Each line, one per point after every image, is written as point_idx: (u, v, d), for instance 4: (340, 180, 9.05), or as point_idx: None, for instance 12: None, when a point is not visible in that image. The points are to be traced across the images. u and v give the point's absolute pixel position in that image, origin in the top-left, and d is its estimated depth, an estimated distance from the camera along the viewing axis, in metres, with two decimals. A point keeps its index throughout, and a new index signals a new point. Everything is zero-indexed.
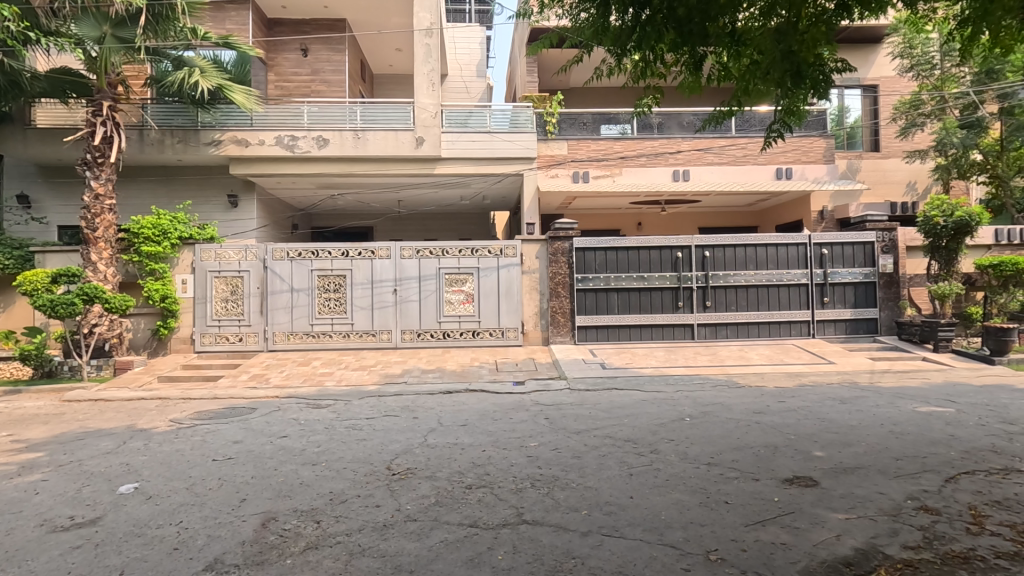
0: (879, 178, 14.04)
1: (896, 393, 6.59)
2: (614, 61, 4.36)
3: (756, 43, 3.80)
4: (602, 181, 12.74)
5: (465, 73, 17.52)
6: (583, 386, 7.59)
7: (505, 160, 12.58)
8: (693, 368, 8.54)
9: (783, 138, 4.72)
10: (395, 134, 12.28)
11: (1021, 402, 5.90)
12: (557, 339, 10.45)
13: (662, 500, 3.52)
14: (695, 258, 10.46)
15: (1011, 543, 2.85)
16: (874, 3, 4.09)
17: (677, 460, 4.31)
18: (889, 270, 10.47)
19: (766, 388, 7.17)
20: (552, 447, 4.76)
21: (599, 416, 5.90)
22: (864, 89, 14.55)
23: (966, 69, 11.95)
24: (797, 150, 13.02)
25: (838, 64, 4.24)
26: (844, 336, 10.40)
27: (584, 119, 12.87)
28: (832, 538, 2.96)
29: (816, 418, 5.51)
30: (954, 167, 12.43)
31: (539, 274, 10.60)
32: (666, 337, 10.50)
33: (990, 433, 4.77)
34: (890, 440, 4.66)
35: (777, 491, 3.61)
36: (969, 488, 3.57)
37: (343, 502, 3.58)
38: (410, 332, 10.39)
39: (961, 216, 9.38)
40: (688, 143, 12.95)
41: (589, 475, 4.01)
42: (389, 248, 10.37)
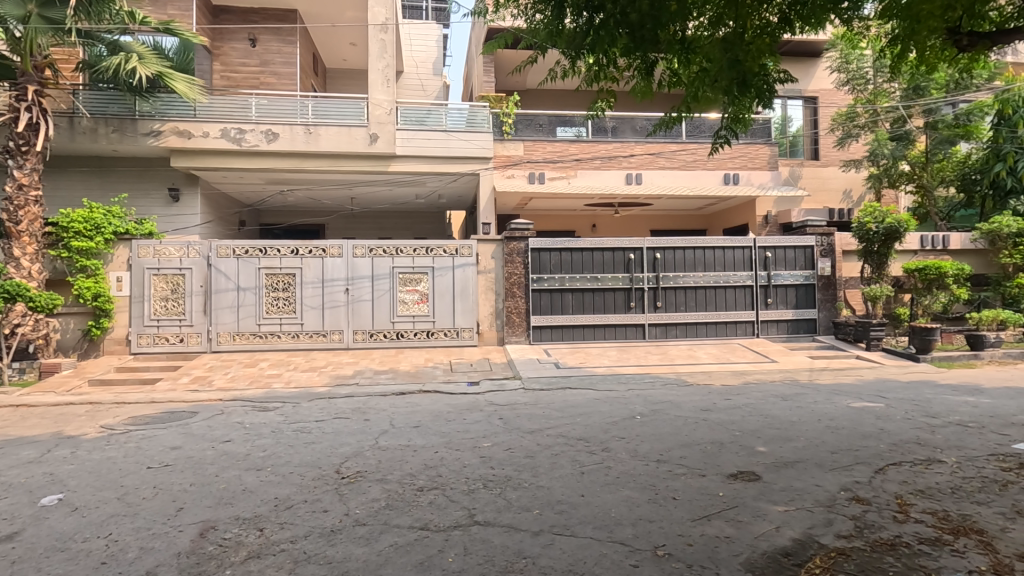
0: (818, 185, 14.74)
1: (833, 390, 6.93)
2: (568, 65, 4.38)
3: (706, 51, 3.94)
4: (557, 183, 12.87)
5: (421, 71, 17.32)
6: (537, 386, 7.62)
7: (461, 159, 12.49)
8: (644, 367, 8.73)
9: (729, 144, 4.87)
10: (348, 130, 12.00)
11: (944, 397, 6.32)
12: (512, 339, 10.47)
13: (613, 498, 3.58)
14: (647, 260, 10.70)
15: (933, 530, 3.04)
16: (814, 18, 4.28)
17: (628, 457, 4.40)
18: (827, 273, 11.01)
19: (713, 386, 7.40)
20: (506, 447, 4.76)
21: (552, 415, 5.94)
22: (805, 100, 15.23)
23: (896, 85, 12.77)
24: (743, 157, 13.53)
25: (780, 75, 4.44)
26: (786, 336, 10.88)
27: (539, 120, 12.96)
28: (772, 530, 3.08)
29: (759, 415, 5.72)
30: (886, 176, 13.25)
31: (495, 274, 10.59)
32: (619, 337, 10.71)
33: (916, 426, 5.10)
34: (827, 435, 4.89)
35: (722, 486, 3.73)
36: (896, 479, 3.79)
37: (288, 508, 3.45)
38: (362, 332, 10.17)
39: (891, 223, 9.95)
40: (641, 147, 13.24)
41: (542, 475, 4.03)
42: (341, 246, 10.13)
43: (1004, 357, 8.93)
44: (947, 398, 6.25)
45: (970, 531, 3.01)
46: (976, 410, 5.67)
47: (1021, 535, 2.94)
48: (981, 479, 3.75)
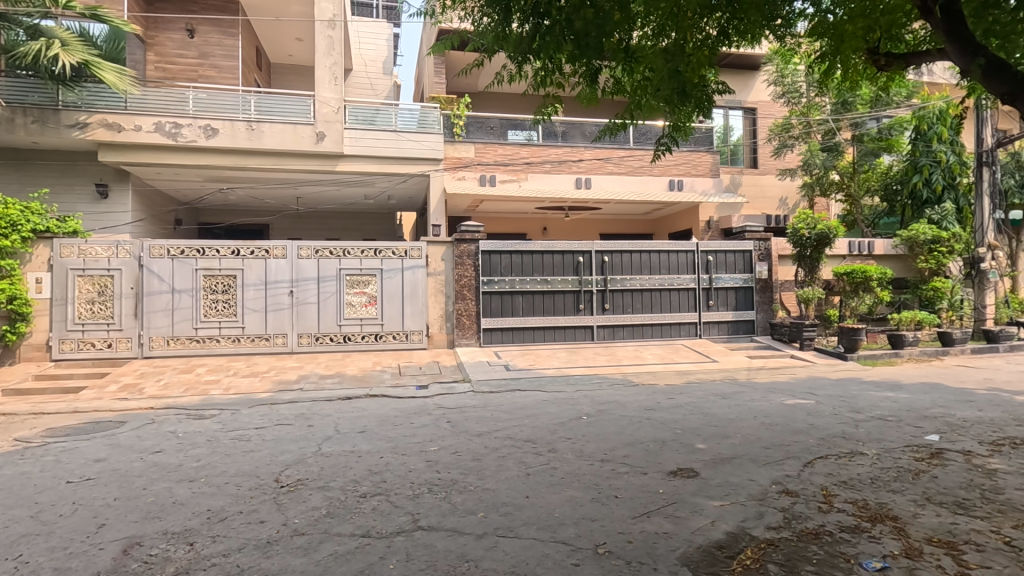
0: (756, 192, 15.42)
1: (769, 388, 7.25)
2: (515, 69, 4.39)
3: (649, 61, 4.08)
4: (508, 186, 12.91)
5: (370, 69, 17.02)
6: (487, 388, 7.62)
7: (411, 159, 12.33)
8: (592, 368, 8.89)
9: (671, 152, 5.02)
10: (293, 128, 11.65)
11: (867, 392, 6.74)
12: (463, 342, 10.41)
13: (557, 498, 3.62)
14: (595, 263, 10.90)
15: (853, 518, 3.23)
16: (749, 34, 4.53)
17: (573, 457, 4.46)
18: (765, 276, 11.53)
19: (657, 385, 7.61)
20: (453, 450, 4.73)
21: (501, 417, 5.95)
22: (744, 111, 15.93)
23: (827, 99, 13.51)
24: (687, 164, 14.00)
25: (719, 86, 4.63)
26: (726, 336, 11.32)
27: (490, 123, 13.02)
28: (707, 524, 3.19)
29: (700, 413, 5.91)
30: (818, 185, 14.03)
31: (445, 277, 10.52)
32: (569, 339, 10.85)
33: (841, 421, 5.41)
34: (761, 431, 5.12)
35: (662, 483, 3.84)
36: (823, 471, 4.01)
37: (222, 521, 3.31)
38: (308, 335, 9.88)
39: (822, 229, 10.56)
40: (590, 152, 13.49)
41: (488, 477, 4.03)
42: (285, 247, 9.81)
43: (921, 355, 9.60)
44: (869, 394, 6.67)
45: (885, 518, 3.22)
46: (895, 405, 6.08)
47: (929, 520, 3.17)
48: (897, 469, 4.02)
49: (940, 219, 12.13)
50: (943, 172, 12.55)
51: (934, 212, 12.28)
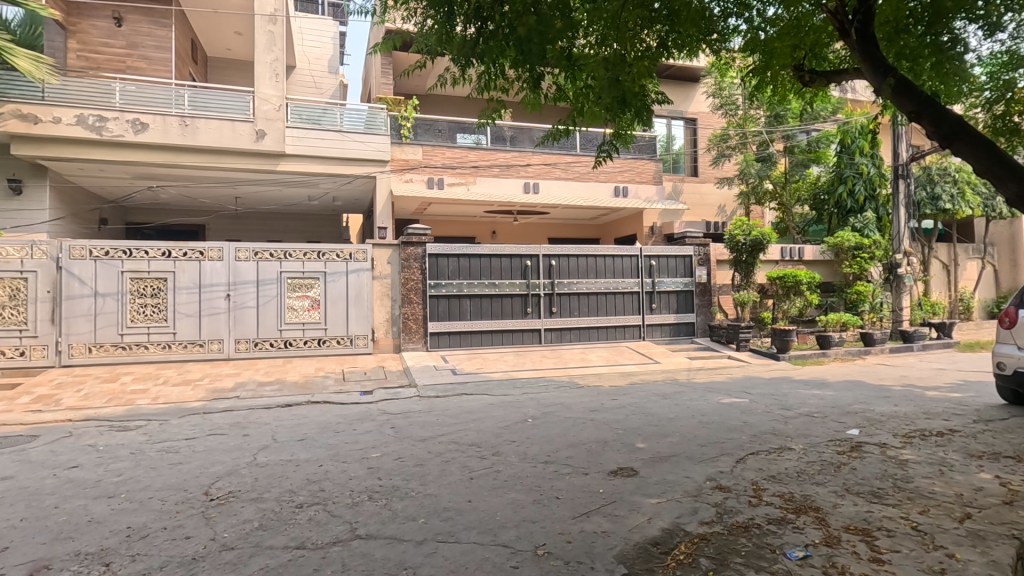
0: (697, 200, 16.00)
1: (707, 388, 7.52)
2: (459, 72, 4.34)
3: (591, 69, 4.16)
4: (457, 189, 12.92)
5: (314, 68, 16.57)
6: (433, 393, 7.55)
7: (357, 160, 12.06)
8: (539, 371, 8.97)
9: (611, 159, 5.13)
10: (230, 125, 11.19)
11: (796, 391, 7.10)
12: (409, 346, 10.26)
13: (499, 501, 3.62)
14: (543, 267, 11.02)
15: (780, 510, 3.39)
16: (687, 46, 4.69)
17: (517, 460, 4.48)
18: (704, 280, 11.99)
19: (602, 387, 7.76)
20: (396, 456, 4.65)
21: (446, 422, 5.90)
22: (686, 121, 16.49)
23: (761, 112, 14.19)
24: (631, 171, 14.36)
25: (658, 96, 4.79)
26: (668, 338, 11.68)
27: (439, 126, 12.94)
28: (644, 521, 3.27)
29: (641, 413, 6.06)
30: (753, 194, 14.74)
31: (391, 280, 10.36)
32: (517, 342, 10.90)
33: (772, 418, 5.68)
34: (698, 429, 5.30)
35: (603, 483, 3.91)
36: (754, 467, 4.19)
37: (143, 538, 3.12)
38: (245, 341, 9.48)
39: (756, 235, 11.08)
40: (538, 158, 13.65)
41: (430, 483, 3.98)
42: (221, 248, 9.38)
43: (846, 354, 10.21)
44: (799, 392, 7.03)
45: (809, 510, 3.40)
46: (821, 402, 6.45)
47: (848, 509, 3.37)
48: (821, 463, 4.25)
49: (862, 227, 13.06)
50: (865, 183, 13.36)
51: (857, 220, 13.16)
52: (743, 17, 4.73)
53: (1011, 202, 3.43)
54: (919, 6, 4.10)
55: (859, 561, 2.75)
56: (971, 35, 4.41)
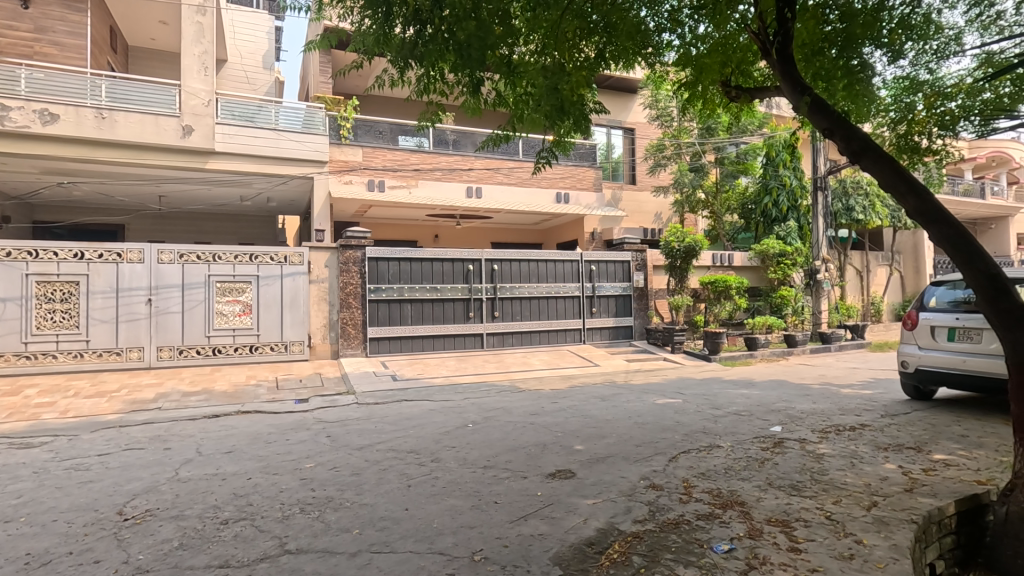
0: (635, 207, 16.43)
1: (644, 389, 7.76)
2: (397, 73, 4.28)
3: (531, 76, 4.25)
4: (398, 192, 12.76)
5: (247, 62, 15.90)
6: (372, 399, 7.39)
7: (293, 160, 11.65)
8: (481, 375, 8.97)
9: (550, 165, 5.21)
10: (153, 119, 10.54)
11: (726, 390, 7.45)
12: (348, 352, 9.99)
13: (437, 508, 3.58)
14: (485, 271, 11.04)
15: (708, 506, 3.54)
16: (624, 59, 4.84)
17: (456, 466, 4.45)
18: (641, 284, 12.38)
19: (542, 390, 7.84)
20: (331, 466, 4.51)
21: (385, 429, 5.78)
22: (624, 130, 16.99)
23: (694, 124, 14.82)
24: (572, 178, 14.67)
25: (596, 106, 4.92)
26: (608, 342, 11.97)
27: (379, 127, 12.68)
28: (580, 522, 3.33)
29: (580, 415, 6.17)
30: (687, 203, 15.34)
31: (329, 284, 10.06)
32: (458, 347, 10.85)
33: (703, 417, 5.93)
34: (633, 430, 5.46)
35: (541, 485, 3.95)
36: (685, 465, 4.36)
37: (44, 565, 2.87)
38: (168, 349, 8.93)
39: (689, 242, 11.58)
40: (480, 162, 13.68)
41: (366, 492, 3.88)
42: (142, 250, 8.80)
43: (771, 354, 10.82)
44: (728, 392, 7.38)
45: (735, 504, 3.56)
46: (748, 400, 6.79)
47: (770, 502, 3.57)
48: (747, 459, 4.47)
49: (786, 235, 14.11)
50: (788, 194, 14.49)
51: (782, 229, 14.21)
52: (675, 33, 4.96)
53: (913, 216, 3.44)
54: (833, 30, 4.42)
55: (779, 551, 2.91)
56: (879, 60, 4.77)
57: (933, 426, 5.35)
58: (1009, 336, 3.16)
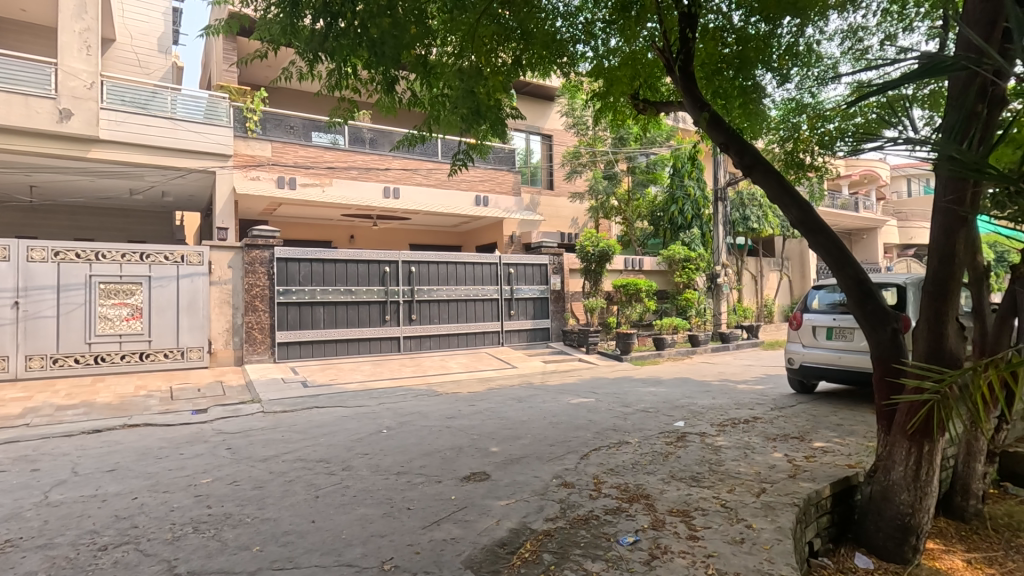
0: (552, 212, 16.83)
1: (559, 390, 7.93)
2: (306, 66, 4.09)
3: (447, 78, 4.25)
4: (310, 190, 12.24)
5: (138, 44, 14.57)
6: (279, 407, 7.01)
7: (192, 152, 10.83)
8: (397, 380, 8.78)
9: (467, 168, 5.21)
10: (23, 100, 9.37)
11: (636, 389, 7.79)
12: (254, 358, 9.42)
13: (346, 518, 3.46)
14: (402, 273, 10.85)
15: (616, 500, 3.69)
16: (540, 67, 4.93)
17: (369, 474, 4.32)
18: (558, 287, 12.68)
19: (460, 393, 7.80)
20: (231, 480, 4.22)
21: (292, 438, 5.50)
22: (542, 136, 17.29)
23: (607, 133, 15.40)
24: (491, 181, 14.79)
25: (513, 111, 5.00)
26: (525, 344, 12.14)
27: (291, 122, 12.17)
28: (493, 523, 3.35)
29: (497, 417, 6.21)
30: (601, 209, 15.96)
31: (233, 286, 9.42)
32: (374, 350, 10.59)
33: (614, 415, 6.17)
34: (548, 430, 5.57)
35: (455, 489, 3.93)
36: (595, 461, 4.51)
37: None
38: (40, 358, 7.97)
39: (603, 247, 12.06)
40: (398, 162, 13.44)
41: (270, 506, 3.67)
42: (8, 247, 7.79)
43: (677, 353, 11.47)
44: (638, 390, 7.71)
45: (640, 497, 3.73)
46: (656, 398, 7.15)
47: (672, 494, 3.77)
48: (652, 454, 4.70)
49: (691, 241, 15.29)
50: (692, 204, 15.62)
51: (687, 236, 15.42)
52: (589, 44, 5.12)
53: (796, 226, 3.78)
54: (730, 52, 4.77)
55: (678, 540, 3.08)
56: (770, 82, 5.20)
57: (814, 417, 5.91)
58: (874, 335, 3.54)
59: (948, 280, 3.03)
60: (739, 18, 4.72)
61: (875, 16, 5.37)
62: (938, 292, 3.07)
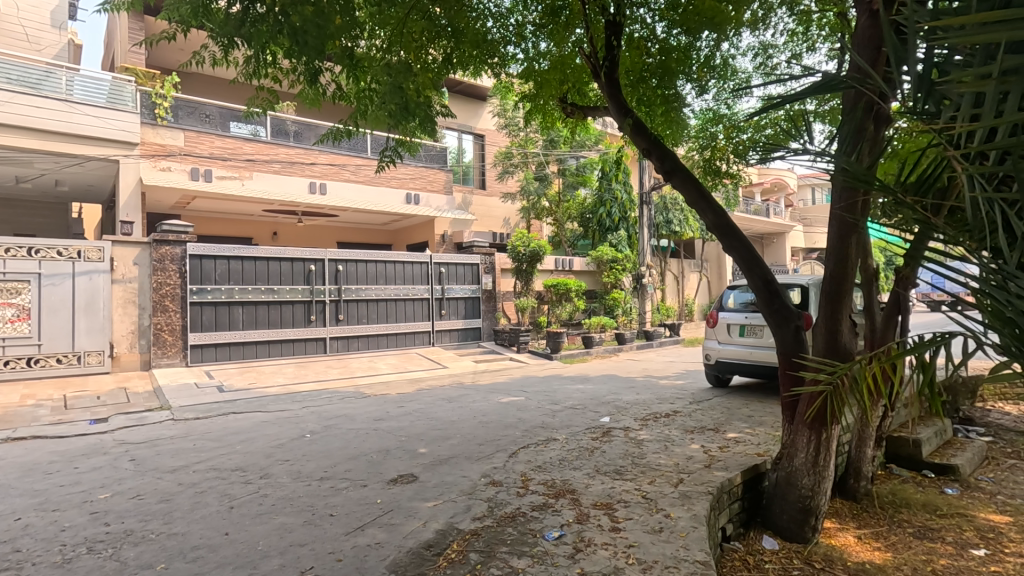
0: (485, 211, 16.88)
1: (489, 389, 7.96)
2: (219, 51, 3.84)
3: (374, 72, 4.14)
4: (228, 183, 11.59)
5: (27, 16, 13.16)
6: (192, 414, 6.57)
7: (92, 139, 9.89)
8: (322, 382, 8.48)
9: (394, 164, 5.10)
10: None
11: (564, 387, 7.95)
12: (162, 362, 8.77)
13: (263, 528, 3.29)
14: (328, 272, 10.50)
15: (542, 496, 3.75)
16: (471, 66, 4.93)
17: (289, 480, 4.14)
18: (490, 287, 12.70)
19: (388, 395, 7.65)
20: (133, 494, 3.91)
21: (205, 447, 5.17)
22: (475, 136, 17.25)
23: (538, 135, 15.62)
24: (423, 179, 14.62)
25: (443, 109, 4.95)
26: (457, 343, 12.09)
27: (206, 110, 11.45)
28: (419, 525, 3.30)
29: (426, 418, 6.14)
30: (532, 210, 16.16)
31: (139, 285, 8.70)
32: (298, 352, 10.22)
33: (543, 413, 6.28)
34: (477, 429, 5.57)
35: (380, 493, 3.84)
36: (523, 459, 4.56)
37: None
38: None
39: (534, 247, 12.24)
40: (325, 157, 13.01)
41: (178, 520, 3.43)
42: None
43: (604, 351, 11.83)
44: (566, 388, 7.87)
45: (566, 493, 3.82)
46: (583, 395, 7.34)
47: (597, 488, 3.89)
48: (579, 449, 4.82)
49: (618, 243, 15.84)
50: (619, 207, 16.30)
51: (614, 237, 16.02)
52: (520, 47, 5.16)
53: (711, 231, 3.98)
54: (653, 62, 4.97)
55: (601, 532, 3.17)
56: (689, 92, 5.46)
57: (728, 409, 6.28)
58: (780, 332, 3.79)
59: (842, 281, 3.31)
60: (662, 30, 4.91)
61: (783, 36, 5.80)
62: (834, 292, 3.34)
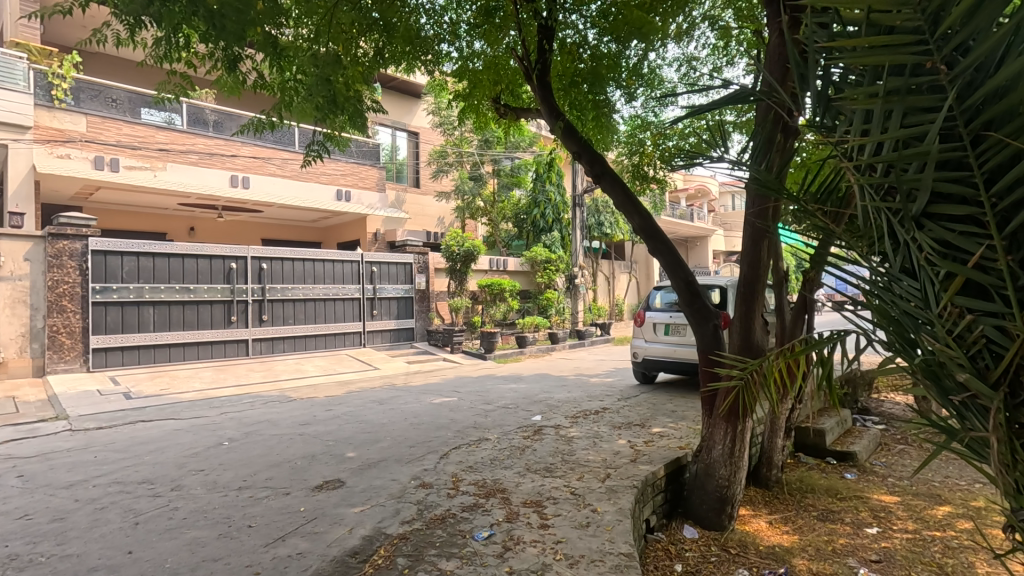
0: (418, 210, 16.64)
1: (421, 390, 7.84)
2: (125, 30, 3.55)
3: (300, 61, 3.95)
4: (138, 174, 10.78)
5: None
6: (93, 424, 6.04)
7: None
8: (243, 386, 8.05)
9: (321, 159, 4.90)
10: None
11: (497, 386, 7.98)
12: (59, 368, 7.99)
13: (173, 544, 3.08)
14: (251, 270, 10.00)
15: (473, 497, 3.74)
16: (402, 61, 4.86)
17: (203, 492, 3.89)
18: (423, 287, 12.56)
19: (315, 398, 7.36)
20: (21, 514, 3.53)
21: (108, 459, 4.77)
22: (409, 133, 16.97)
23: (473, 135, 15.58)
24: (354, 176, 14.26)
25: (374, 104, 4.85)
26: (389, 344, 11.85)
27: (112, 95, 10.56)
28: (345, 532, 3.20)
29: (354, 421, 5.96)
30: (467, 209, 16.09)
31: (30, 283, 7.80)
32: (217, 355, 9.66)
33: (475, 413, 6.26)
34: (408, 431, 5.48)
35: (304, 500, 3.69)
36: (454, 460, 4.53)
37: None
38: None
39: (468, 247, 12.21)
40: (248, 149, 12.40)
41: (74, 540, 3.14)
42: None
43: (537, 351, 11.98)
44: (499, 388, 7.90)
45: (497, 492, 3.83)
46: (516, 394, 7.40)
47: (527, 486, 3.92)
48: (510, 448, 4.84)
49: (551, 245, 16.32)
50: (553, 209, 16.76)
51: (548, 239, 16.47)
52: (454, 45, 5.11)
53: (638, 233, 4.11)
54: (584, 68, 5.10)
55: (530, 530, 3.20)
56: (618, 98, 5.60)
57: (653, 405, 6.53)
58: (700, 330, 3.97)
59: (756, 281, 3.51)
60: (593, 37, 5.01)
61: (705, 49, 6.10)
62: (748, 292, 3.54)
